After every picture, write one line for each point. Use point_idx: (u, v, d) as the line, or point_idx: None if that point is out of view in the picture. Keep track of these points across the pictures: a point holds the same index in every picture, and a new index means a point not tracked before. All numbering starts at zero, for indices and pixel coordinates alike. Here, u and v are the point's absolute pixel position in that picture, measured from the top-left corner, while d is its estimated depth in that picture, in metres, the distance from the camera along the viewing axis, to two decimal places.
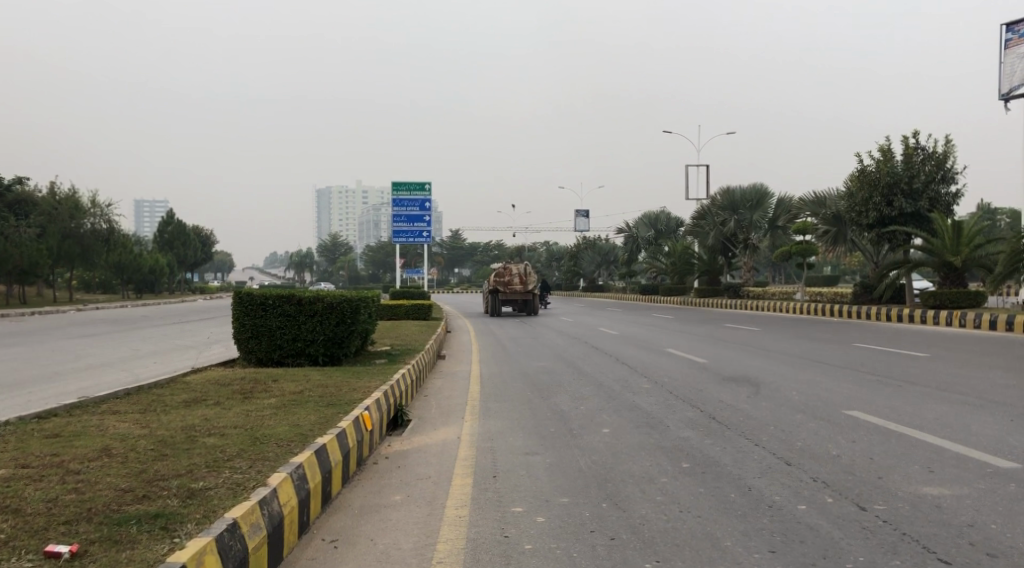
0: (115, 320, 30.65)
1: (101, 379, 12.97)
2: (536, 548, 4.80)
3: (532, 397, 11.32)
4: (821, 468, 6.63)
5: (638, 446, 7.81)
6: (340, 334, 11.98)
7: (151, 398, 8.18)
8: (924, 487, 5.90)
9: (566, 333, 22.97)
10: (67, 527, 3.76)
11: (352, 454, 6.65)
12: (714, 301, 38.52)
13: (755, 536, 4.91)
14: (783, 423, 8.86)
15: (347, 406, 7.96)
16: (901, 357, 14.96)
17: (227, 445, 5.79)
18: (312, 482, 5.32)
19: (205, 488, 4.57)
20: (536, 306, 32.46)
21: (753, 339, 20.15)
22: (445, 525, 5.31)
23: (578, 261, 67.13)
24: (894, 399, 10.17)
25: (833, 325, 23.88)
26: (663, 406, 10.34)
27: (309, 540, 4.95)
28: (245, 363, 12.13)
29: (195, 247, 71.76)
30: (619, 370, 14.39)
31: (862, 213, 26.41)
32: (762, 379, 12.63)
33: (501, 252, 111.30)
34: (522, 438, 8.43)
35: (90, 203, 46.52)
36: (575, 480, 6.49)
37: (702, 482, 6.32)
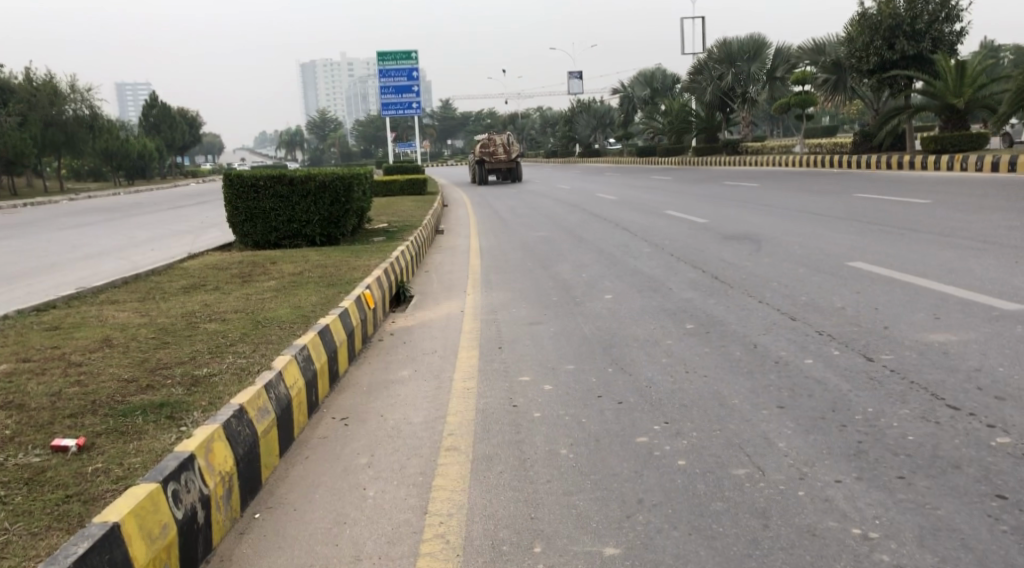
0: (109, 208, 30.39)
1: (99, 269, 12.90)
2: (545, 416, 4.80)
3: (533, 266, 11.27)
4: (826, 322, 6.62)
5: (642, 310, 7.79)
6: (335, 213, 11.81)
7: (149, 286, 8.10)
8: (931, 335, 5.87)
9: (564, 200, 22.74)
10: (72, 420, 3.72)
11: (356, 333, 6.62)
12: (712, 158, 38.03)
13: (763, 393, 4.90)
14: (786, 278, 8.82)
15: (348, 286, 7.88)
16: (902, 205, 14.81)
17: (229, 330, 5.73)
18: (318, 363, 5.29)
19: (209, 375, 4.53)
20: (521, 173, 33.93)
21: (753, 196, 19.93)
22: (453, 398, 5.31)
23: (572, 124, 65.96)
24: (897, 248, 10.09)
25: (833, 176, 23.59)
26: (664, 268, 10.28)
27: (319, 420, 4.96)
28: (242, 247, 12.02)
29: (181, 130, 70.40)
30: (618, 234, 14.28)
31: (862, 59, 25.60)
32: (764, 236, 12.54)
33: (494, 120, 109.35)
34: (525, 308, 8.40)
35: (70, 89, 45.28)
36: (580, 347, 6.47)
37: (707, 342, 6.30)
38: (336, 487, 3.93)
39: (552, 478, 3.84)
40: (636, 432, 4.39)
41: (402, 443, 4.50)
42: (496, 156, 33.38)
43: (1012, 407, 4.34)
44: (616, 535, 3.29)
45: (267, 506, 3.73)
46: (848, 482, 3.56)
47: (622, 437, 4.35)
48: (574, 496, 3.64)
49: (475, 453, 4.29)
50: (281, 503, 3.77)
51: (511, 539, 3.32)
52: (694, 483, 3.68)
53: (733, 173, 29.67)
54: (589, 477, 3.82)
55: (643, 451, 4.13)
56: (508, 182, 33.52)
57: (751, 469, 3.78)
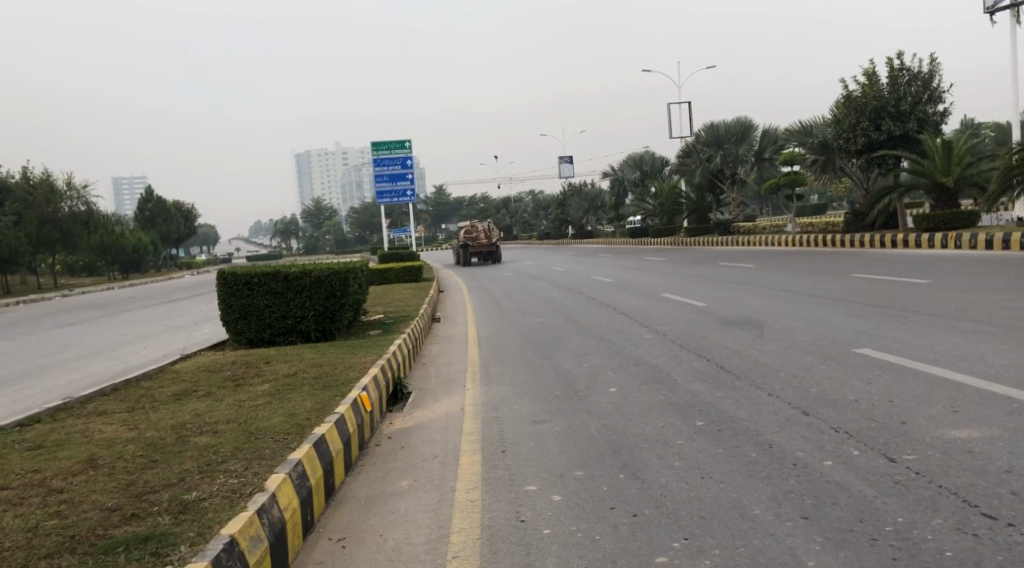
0: (102, 303, 30.25)
1: (90, 371, 12.64)
2: (556, 533, 4.53)
3: (533, 358, 11.06)
4: (841, 416, 6.39)
5: (648, 405, 7.56)
6: (330, 308, 11.64)
7: (139, 393, 7.85)
8: (951, 430, 5.65)
9: (560, 284, 22.67)
10: (48, 562, 3.45)
11: (353, 440, 6.36)
12: (704, 239, 38.27)
13: (784, 501, 4.65)
14: (794, 368, 8.62)
15: (345, 387, 7.65)
16: (901, 285, 14.74)
17: (220, 444, 5.47)
18: (314, 479, 5.04)
19: (197, 499, 4.26)
20: (501, 255, 36.79)
21: (749, 277, 19.88)
22: (457, 512, 5.05)
23: (564, 208, 66.66)
24: (902, 333, 9.92)
25: (828, 255, 23.64)
26: (667, 358, 10.08)
27: (315, 541, 4.68)
28: (235, 345, 11.81)
29: (177, 223, 70.98)
30: (617, 321, 14.13)
31: (850, 140, 26.01)
32: (765, 321, 12.39)
33: (487, 204, 110.62)
34: (528, 404, 8.16)
35: (65, 185, 45.68)
36: (587, 449, 6.22)
37: (721, 442, 6.06)
38: None
39: None
40: (654, 551, 4.13)
41: None
42: (478, 240, 36.45)
43: None
44: None
45: None
46: None
47: (639, 557, 4.08)
48: None
49: None
50: None
51: None
52: None
53: (727, 253, 29.77)
54: None
55: None
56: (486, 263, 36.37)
57: None
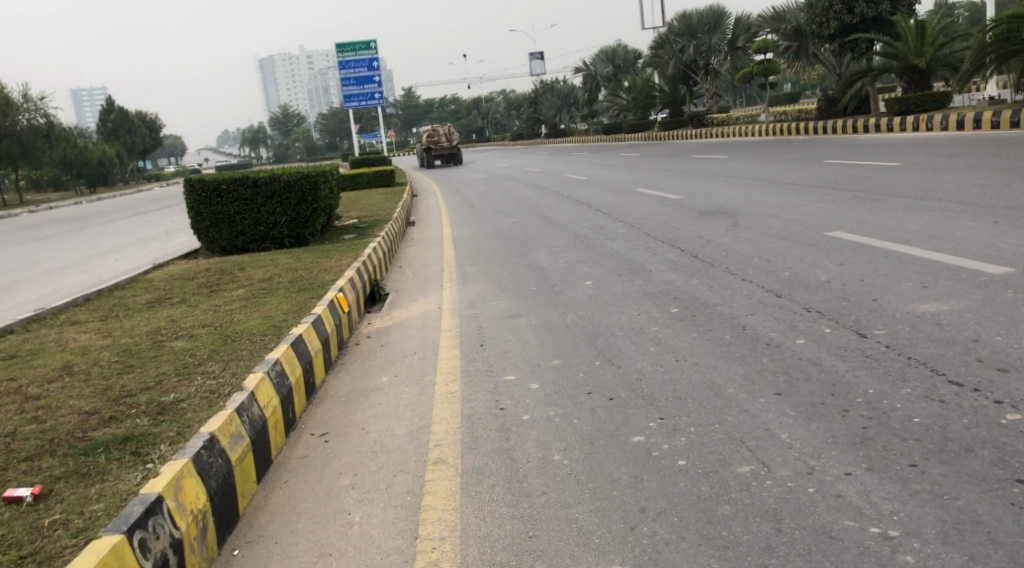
0: (71, 218, 29.81)
1: (62, 284, 12.51)
2: (535, 418, 4.59)
3: (508, 256, 11.04)
4: (813, 297, 6.46)
5: (624, 295, 7.60)
6: (302, 213, 11.49)
7: (112, 303, 7.78)
8: (921, 305, 5.72)
9: (534, 183, 22.51)
10: (28, 464, 3.45)
11: (331, 340, 6.36)
12: (679, 132, 38.01)
13: (758, 378, 4.74)
14: (767, 253, 8.66)
15: (320, 289, 7.61)
16: (873, 169, 14.76)
17: (196, 348, 5.45)
18: (293, 378, 5.05)
19: (176, 400, 4.26)
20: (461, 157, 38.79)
21: (722, 168, 19.83)
22: (438, 404, 5.10)
23: (537, 106, 65.72)
24: (874, 215, 9.97)
25: (801, 143, 23.57)
26: (642, 250, 10.09)
27: (298, 437, 4.72)
28: (208, 253, 11.67)
29: (141, 135, 69.42)
30: (592, 217, 14.09)
31: (823, 24, 25.59)
32: (739, 209, 12.40)
33: (459, 105, 108.83)
34: (505, 300, 8.18)
35: (21, 98, 44.34)
36: (565, 340, 6.27)
37: (696, 327, 6.11)
38: (319, 513, 3.70)
39: (547, 489, 3.64)
40: (631, 432, 4.19)
41: (387, 460, 4.27)
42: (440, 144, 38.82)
43: (1015, 379, 4.19)
44: (622, 551, 3.04)
45: (246, 540, 3.49)
46: (858, 474, 3.38)
47: (617, 437, 4.16)
48: (574, 508, 3.42)
49: (465, 464, 4.08)
50: (261, 536, 3.53)
51: (508, 562, 3.08)
52: (698, 486, 3.48)
53: (701, 145, 29.62)
54: (587, 486, 3.61)
55: (641, 452, 3.93)
56: (448, 166, 38.86)
57: (755, 466, 3.60)
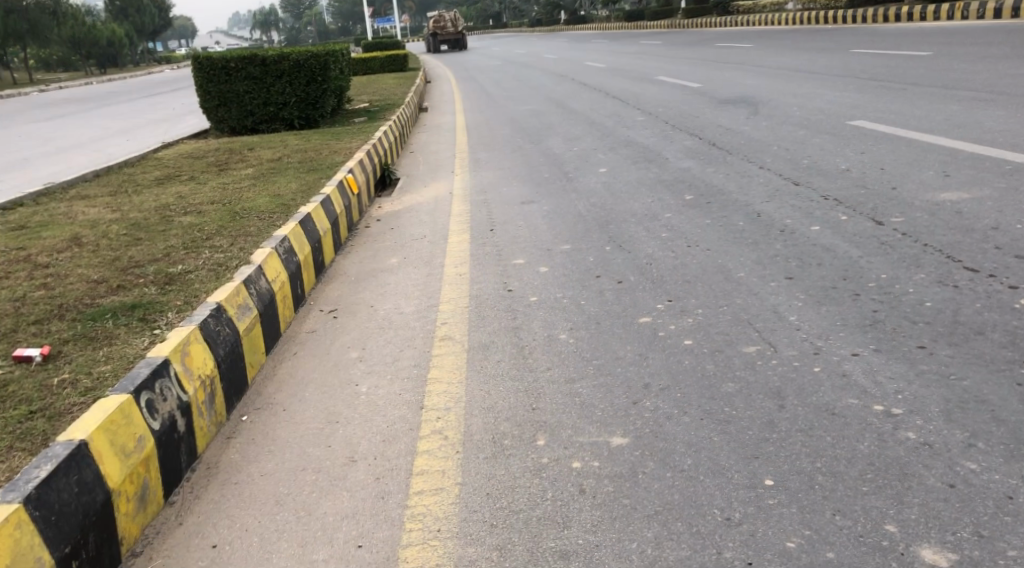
0: (81, 98, 29.52)
1: (74, 162, 12.48)
2: (542, 299, 4.59)
3: (523, 143, 10.86)
4: (831, 185, 6.33)
5: (638, 183, 7.48)
6: (312, 94, 11.27)
7: (122, 179, 7.73)
8: (941, 194, 5.60)
9: (551, 70, 21.99)
10: (38, 327, 3.47)
11: (340, 220, 6.32)
12: (702, 19, 36.97)
13: (769, 263, 4.69)
14: (787, 142, 8.47)
15: (330, 170, 7.52)
16: (902, 59, 14.31)
17: (204, 224, 5.42)
18: (301, 255, 5.04)
19: (183, 271, 4.26)
20: (465, 42, 40.87)
21: (745, 57, 19.27)
22: (447, 284, 5.09)
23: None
24: (899, 105, 9.69)
25: (828, 32, 22.87)
26: (659, 138, 9.88)
27: (306, 313, 4.74)
28: (218, 133, 11.52)
29: (150, 14, 67.98)
30: (609, 104, 13.79)
31: None
32: (761, 98, 12.09)
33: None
34: (517, 186, 8.08)
35: None
36: (576, 225, 6.21)
37: (710, 214, 6.03)
38: (327, 384, 3.73)
39: (552, 365, 3.64)
40: (638, 313, 4.18)
41: (395, 335, 4.29)
42: (447, 30, 40.58)
43: None
44: (623, 423, 3.06)
45: (254, 407, 3.54)
46: (865, 355, 3.36)
47: (623, 318, 4.15)
48: (578, 383, 3.43)
49: (471, 341, 4.09)
50: (269, 404, 3.57)
51: (510, 430, 3.11)
52: (703, 364, 3.48)
53: (725, 33, 28.80)
54: (592, 362, 3.62)
55: (648, 331, 3.92)
56: (454, 51, 40.57)
57: (762, 346, 3.58)
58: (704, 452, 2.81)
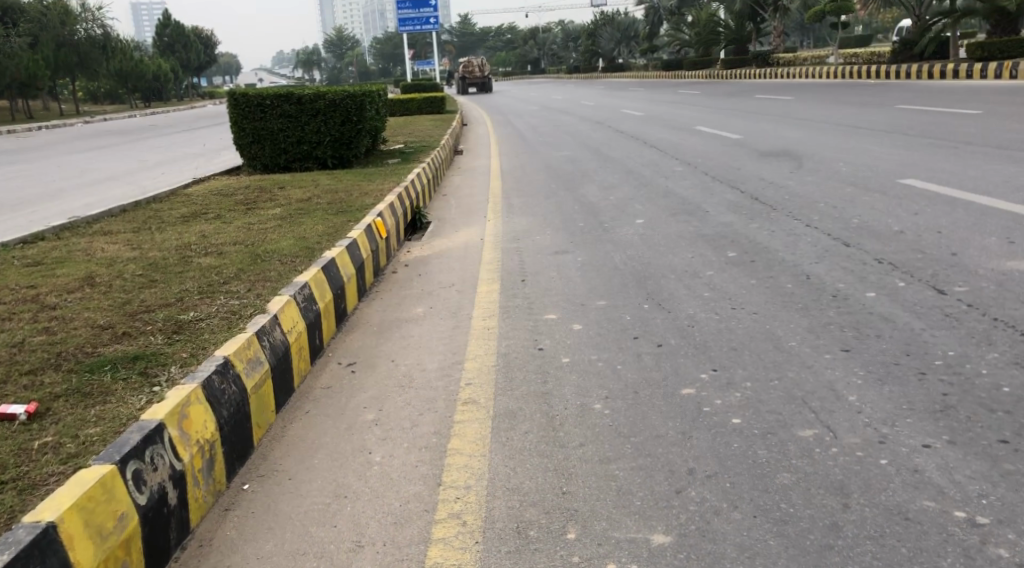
0: (122, 131, 29.97)
1: (107, 195, 12.45)
2: (575, 361, 4.26)
3: (558, 189, 10.62)
4: (885, 248, 5.98)
5: (677, 236, 7.18)
6: (347, 133, 11.15)
7: (148, 215, 7.57)
8: (1006, 262, 5.23)
9: (589, 117, 21.93)
10: (31, 379, 3.21)
11: (366, 266, 6.07)
12: (742, 70, 36.99)
13: (823, 332, 4.33)
14: (834, 199, 8.14)
15: (359, 213, 7.29)
16: (951, 116, 14.02)
17: (223, 266, 5.18)
18: (321, 303, 4.77)
19: (194, 319, 3.99)
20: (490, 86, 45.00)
21: (785, 109, 19.03)
22: (473, 339, 4.79)
23: (595, 38, 64.24)
24: (950, 164, 9.36)
25: (871, 87, 22.63)
26: (699, 189, 9.60)
27: (323, 366, 4.46)
28: (250, 170, 11.42)
29: (196, 50, 69.62)
30: (647, 153, 13.57)
31: None
32: (804, 152, 11.81)
33: (515, 35, 107.23)
34: (551, 235, 7.80)
35: (79, 7, 44.78)
36: (612, 279, 5.90)
37: (755, 273, 5.70)
38: (339, 451, 3.42)
39: (586, 441, 3.30)
40: (681, 383, 3.84)
41: (415, 396, 3.97)
42: (473, 73, 45.40)
43: None
44: (665, 518, 2.71)
45: (258, 474, 3.24)
46: (939, 448, 2.98)
47: (664, 388, 3.81)
48: (613, 464, 3.09)
49: (498, 406, 3.78)
50: (274, 471, 3.27)
51: (537, 519, 2.77)
52: (755, 448, 3.13)
53: (765, 85, 28.77)
54: (630, 439, 3.28)
55: (690, 406, 3.58)
56: (480, 92, 44.73)
57: (819, 430, 3.22)
58: (759, 559, 2.46)
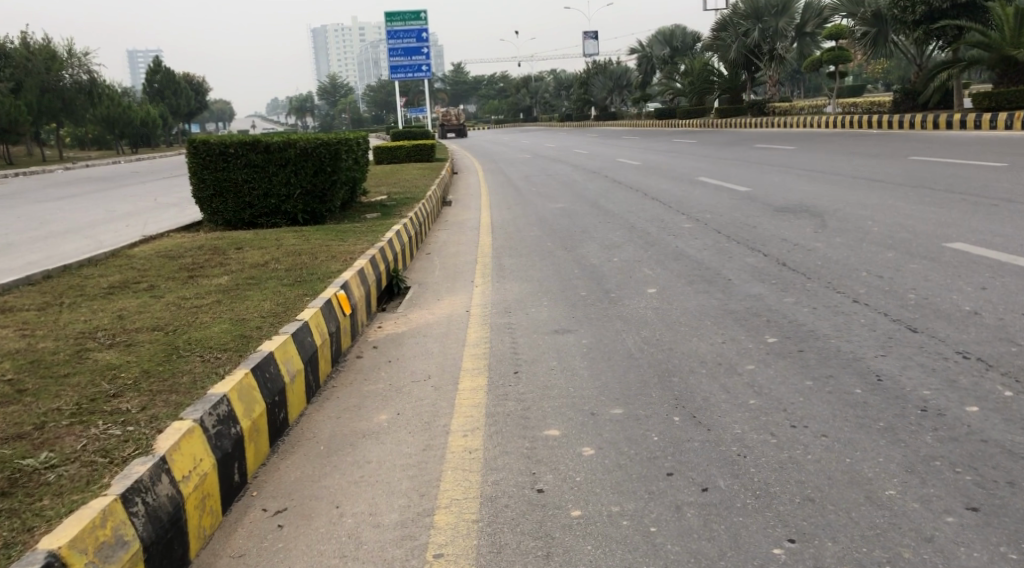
0: (100, 177, 28.87)
1: (55, 251, 11.26)
2: (588, 515, 3.06)
3: (554, 248, 9.49)
4: (966, 336, 4.82)
5: (699, 312, 6.01)
6: (319, 185, 10.01)
7: (71, 284, 6.36)
8: None
9: (584, 166, 20.94)
10: None
11: (321, 355, 4.84)
12: (737, 119, 36.38)
13: (932, 474, 3.14)
14: (875, 266, 7.02)
15: (319, 284, 6.08)
16: (975, 169, 13.03)
17: (124, 366, 3.96)
18: (245, 422, 3.56)
19: (39, 468, 2.79)
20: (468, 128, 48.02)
21: (791, 160, 18.08)
22: (449, 472, 3.56)
23: (587, 87, 63.82)
24: (999, 225, 8.25)
25: (876, 137, 21.68)
26: (713, 251, 8.46)
27: (242, 515, 3.25)
28: (212, 225, 10.27)
29: (187, 97, 69.02)
30: (649, 206, 12.50)
31: (907, 9, 24.19)
32: (823, 208, 10.75)
33: (507, 84, 107.40)
34: (548, 307, 6.62)
35: (65, 51, 44.06)
36: (629, 374, 4.70)
37: (809, 370, 4.51)
38: None
39: None
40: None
41: None
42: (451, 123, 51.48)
43: None
44: None
45: None
46: None
47: None
48: None
49: None
50: None
51: None
52: None
53: (764, 135, 27.99)
54: None
55: None
56: (468, 139, 45.80)
57: None
58: None
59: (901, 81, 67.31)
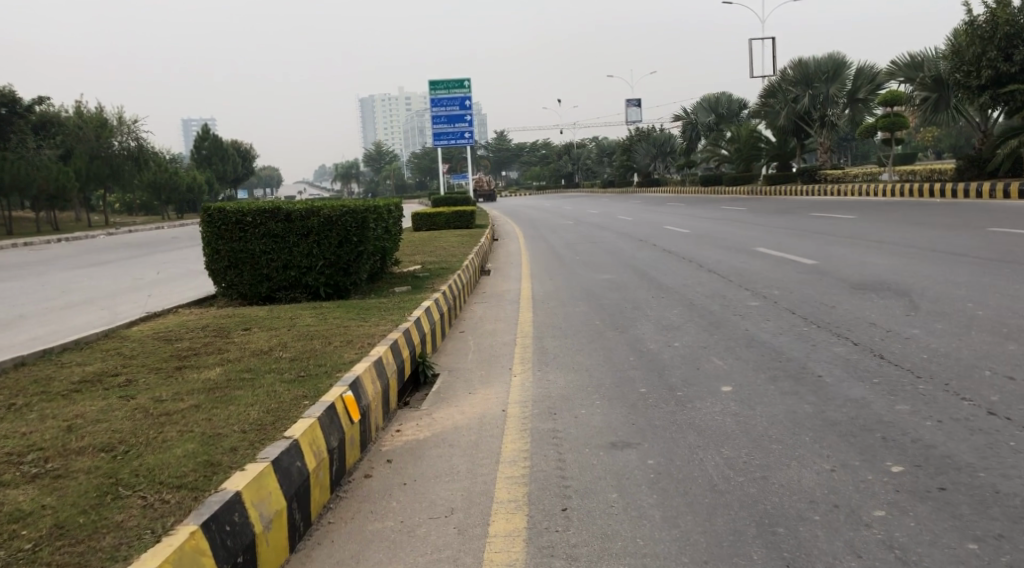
0: (138, 243, 28.47)
1: (64, 325, 10.41)
2: None
3: (604, 329, 8.38)
4: None
5: (793, 422, 4.83)
6: (344, 257, 9.07)
7: (39, 376, 5.41)
8: None
9: (630, 233, 19.92)
10: None
11: (314, 484, 3.75)
12: (787, 186, 35.23)
13: None
14: (998, 363, 5.78)
15: (324, 381, 5.03)
16: None
17: (34, 519, 2.92)
18: None
19: None
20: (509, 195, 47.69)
21: (855, 230, 16.87)
22: None
23: (630, 153, 63.27)
24: None
25: (943, 206, 20.39)
26: (791, 337, 7.30)
27: None
28: (226, 300, 9.36)
29: (233, 164, 69.79)
30: (706, 280, 11.37)
31: (971, 73, 23.11)
32: (907, 285, 9.53)
33: (548, 151, 107.61)
34: (601, 408, 5.50)
35: (115, 120, 44.61)
36: (717, 519, 3.54)
37: (966, 524, 3.33)
38: None
39: None
40: None
41: None
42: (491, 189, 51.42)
43: None
44: None
45: None
46: None
47: None
48: None
49: None
50: None
51: None
52: None
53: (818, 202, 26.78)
54: None
55: None
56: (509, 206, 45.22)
57: None
58: None
59: (953, 148, 65.67)
